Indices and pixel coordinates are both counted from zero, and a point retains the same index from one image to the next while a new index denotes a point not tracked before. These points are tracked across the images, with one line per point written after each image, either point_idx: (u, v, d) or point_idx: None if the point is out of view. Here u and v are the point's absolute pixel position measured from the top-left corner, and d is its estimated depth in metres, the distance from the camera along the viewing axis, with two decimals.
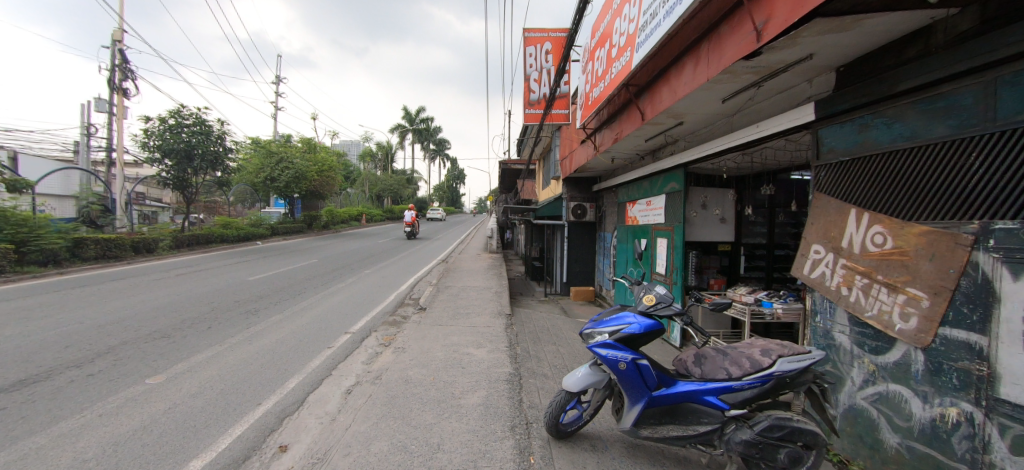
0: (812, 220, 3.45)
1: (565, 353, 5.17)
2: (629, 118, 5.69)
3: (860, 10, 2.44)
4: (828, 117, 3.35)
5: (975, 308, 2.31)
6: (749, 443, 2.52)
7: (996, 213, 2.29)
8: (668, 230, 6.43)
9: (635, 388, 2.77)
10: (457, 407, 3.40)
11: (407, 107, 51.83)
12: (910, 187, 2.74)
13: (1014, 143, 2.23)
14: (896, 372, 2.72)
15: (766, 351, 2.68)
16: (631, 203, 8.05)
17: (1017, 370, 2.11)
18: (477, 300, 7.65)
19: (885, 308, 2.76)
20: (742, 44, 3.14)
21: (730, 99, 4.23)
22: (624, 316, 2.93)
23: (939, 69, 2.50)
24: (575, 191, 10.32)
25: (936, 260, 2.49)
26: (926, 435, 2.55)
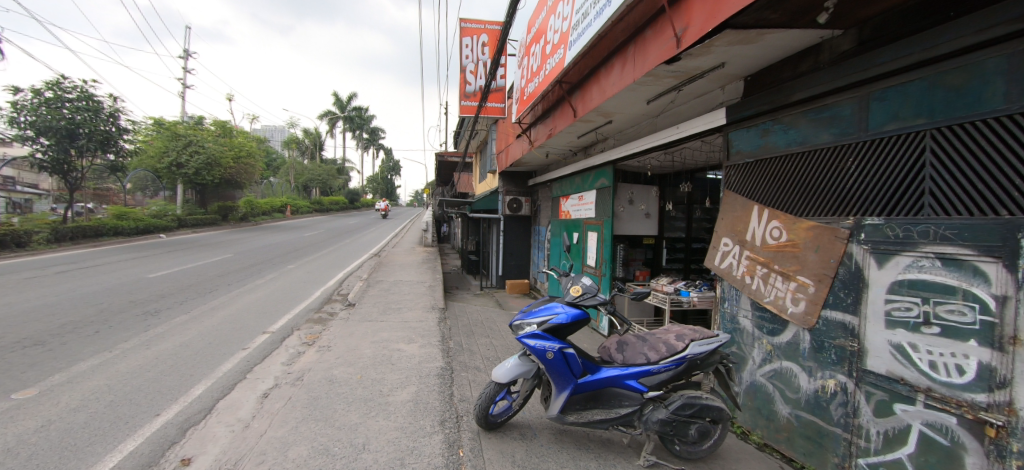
0: (721, 216, 3.78)
1: (498, 345, 5.22)
2: (562, 115, 5.81)
3: (763, 25, 2.69)
4: (737, 121, 3.66)
5: (849, 292, 2.66)
6: (664, 422, 2.72)
7: (866, 211, 2.65)
8: (598, 224, 6.70)
9: (562, 377, 2.87)
10: (385, 405, 3.30)
11: (337, 93, 49.14)
12: (802, 186, 3.08)
13: (881, 150, 2.59)
14: (788, 350, 3.07)
15: (680, 336, 2.90)
16: (564, 198, 8.27)
17: (880, 344, 2.47)
18: (410, 294, 7.48)
19: (780, 294, 3.11)
20: (664, 49, 3.33)
21: (653, 100, 4.48)
22: (553, 306, 3.01)
23: (825, 83, 2.83)
24: (511, 185, 10.37)
25: (820, 251, 2.82)
26: (811, 404, 2.90)
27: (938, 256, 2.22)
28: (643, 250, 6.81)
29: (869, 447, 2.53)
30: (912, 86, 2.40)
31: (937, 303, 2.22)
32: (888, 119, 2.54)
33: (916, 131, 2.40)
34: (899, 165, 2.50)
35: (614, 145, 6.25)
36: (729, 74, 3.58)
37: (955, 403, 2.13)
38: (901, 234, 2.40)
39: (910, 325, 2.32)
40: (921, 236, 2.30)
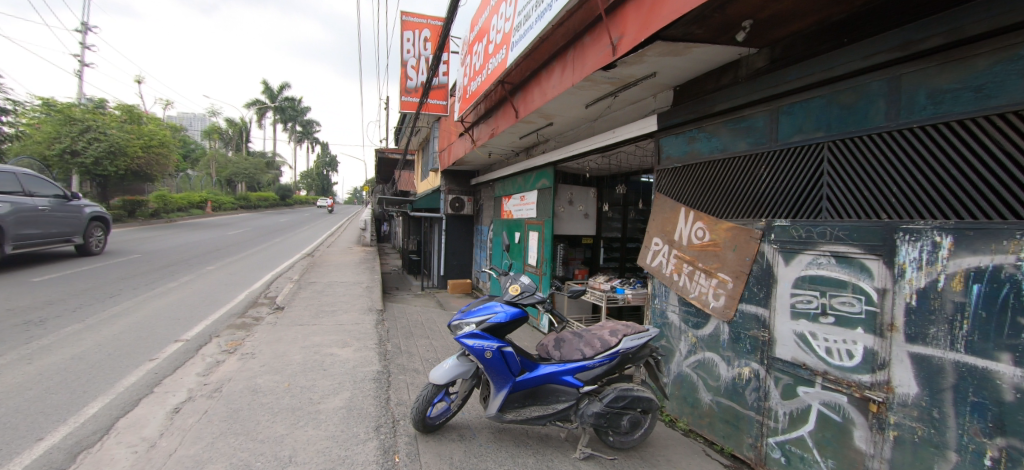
0: (652, 217, 3.99)
1: (438, 347, 5.13)
2: (504, 115, 5.85)
3: (689, 39, 2.87)
4: (667, 128, 3.89)
5: (761, 287, 2.92)
6: (599, 415, 2.82)
7: (775, 213, 2.92)
8: (539, 224, 6.82)
9: (501, 375, 2.88)
10: (315, 414, 3.13)
11: (266, 81, 45.85)
12: (723, 190, 3.34)
13: (787, 159, 2.87)
14: (710, 342, 3.31)
15: (614, 332, 3.02)
16: (507, 198, 8.32)
17: (786, 334, 2.74)
18: (346, 296, 7.15)
19: (703, 290, 3.34)
20: (601, 55, 3.45)
21: (591, 105, 4.63)
22: (492, 305, 3.02)
23: (743, 96, 3.08)
24: (453, 183, 10.27)
25: (738, 250, 3.08)
26: (729, 391, 3.15)
27: (833, 254, 2.51)
28: (583, 250, 7.01)
29: (777, 427, 2.79)
30: (814, 102, 2.69)
31: (832, 295, 2.49)
32: (794, 131, 2.82)
33: (816, 142, 2.69)
34: (802, 172, 2.78)
35: (555, 147, 6.39)
36: (660, 83, 3.79)
37: (846, 384, 2.41)
38: (803, 235, 2.68)
39: (811, 315, 2.60)
40: (820, 237, 2.57)
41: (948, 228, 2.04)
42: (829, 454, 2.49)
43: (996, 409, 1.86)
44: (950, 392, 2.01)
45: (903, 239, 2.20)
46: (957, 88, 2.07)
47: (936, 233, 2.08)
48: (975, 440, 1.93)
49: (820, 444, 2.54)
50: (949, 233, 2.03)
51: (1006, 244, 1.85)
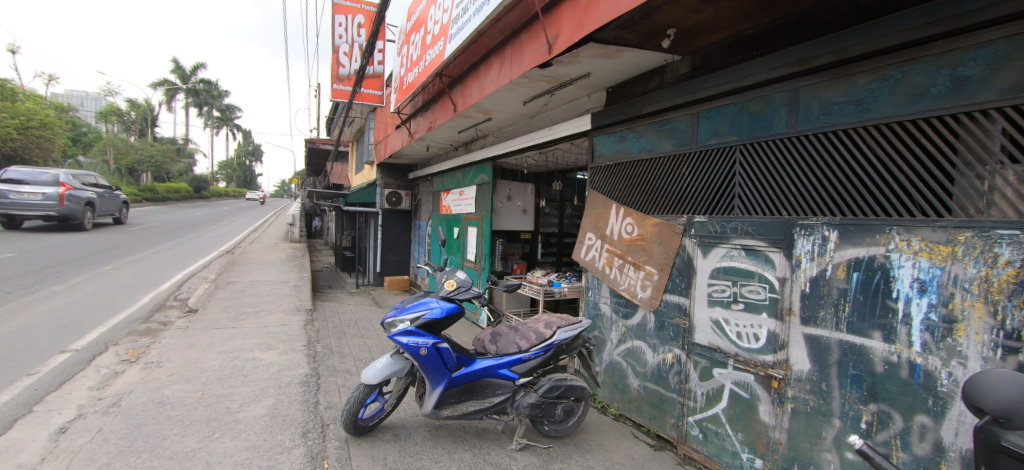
0: (586, 213, 4.15)
1: (372, 346, 4.97)
2: (442, 108, 5.75)
3: (620, 43, 3.00)
4: (600, 128, 4.05)
5: (683, 278, 3.15)
6: (534, 405, 2.89)
7: (695, 210, 3.15)
8: (478, 219, 6.80)
9: (436, 372, 2.85)
10: (233, 424, 2.90)
11: (176, 60, 41.33)
12: (650, 188, 3.54)
13: (706, 159, 3.11)
14: (638, 331, 3.51)
15: (548, 324, 3.10)
16: (445, 192, 8.21)
17: (704, 321, 2.97)
18: (270, 295, 6.67)
19: (632, 282, 3.54)
20: (537, 53, 3.49)
21: (529, 102, 4.69)
22: (427, 301, 2.97)
23: (668, 100, 3.28)
24: (390, 177, 9.96)
25: (662, 244, 3.29)
26: (655, 376, 3.36)
27: (742, 247, 2.76)
28: (521, 245, 7.10)
29: (696, 407, 3.02)
30: (728, 108, 2.93)
31: (742, 284, 2.75)
32: (711, 134, 3.05)
33: (729, 145, 2.94)
34: (718, 173, 3.03)
35: (494, 142, 6.40)
36: (594, 84, 3.94)
37: (753, 364, 2.67)
38: (719, 230, 2.91)
39: (724, 303, 2.84)
40: (733, 232, 2.82)
41: (834, 224, 2.32)
42: (739, 428, 2.75)
43: (870, 379, 2.16)
44: (835, 367, 2.29)
45: (799, 233, 2.47)
46: (843, 101, 2.35)
47: (826, 228, 2.35)
48: (854, 407, 2.22)
49: (732, 420, 2.79)
50: (835, 227, 2.31)
51: (879, 238, 2.15)
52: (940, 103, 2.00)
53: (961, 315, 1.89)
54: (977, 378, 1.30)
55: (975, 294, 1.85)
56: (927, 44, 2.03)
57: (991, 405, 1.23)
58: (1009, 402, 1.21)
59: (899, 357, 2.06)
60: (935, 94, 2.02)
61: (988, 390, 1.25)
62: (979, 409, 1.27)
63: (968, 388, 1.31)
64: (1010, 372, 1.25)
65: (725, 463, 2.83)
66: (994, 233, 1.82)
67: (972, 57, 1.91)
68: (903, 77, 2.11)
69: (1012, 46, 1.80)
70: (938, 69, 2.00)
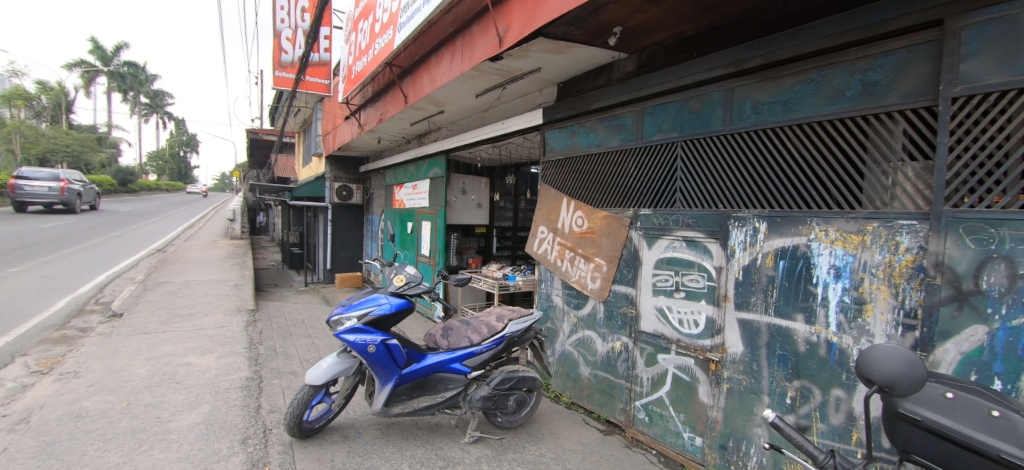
0: (538, 207, 4.20)
1: (321, 345, 4.79)
2: (393, 100, 5.58)
3: (569, 38, 3.05)
4: (551, 122, 4.10)
5: (629, 269, 3.27)
6: (486, 398, 2.91)
7: (641, 203, 3.28)
8: (432, 213, 6.71)
9: (385, 369, 2.80)
10: (164, 434, 2.71)
11: (93, 40, 37.43)
12: (599, 181, 3.64)
13: (650, 155, 3.23)
14: (589, 321, 3.62)
15: (500, 317, 3.12)
16: (398, 186, 8.01)
17: (649, 309, 3.11)
18: (207, 296, 6.24)
19: (583, 273, 3.64)
20: (488, 46, 3.46)
21: (481, 95, 4.66)
22: (375, 297, 2.91)
23: (615, 96, 3.38)
24: (340, 171, 9.63)
25: (611, 236, 3.40)
26: (604, 363, 3.48)
27: (683, 238, 2.91)
28: (476, 239, 7.07)
29: (643, 391, 3.17)
30: (671, 106, 3.06)
31: (683, 274, 2.90)
32: (656, 131, 3.17)
33: (671, 142, 3.07)
34: (661, 167, 3.16)
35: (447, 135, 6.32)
36: (545, 79, 3.98)
37: (693, 348, 2.83)
38: (662, 222, 3.05)
39: (667, 292, 2.99)
40: (675, 224, 2.96)
41: (764, 216, 2.50)
42: (681, 409, 2.91)
43: (794, 358, 2.35)
44: (764, 348, 2.48)
45: (733, 225, 2.64)
46: (772, 101, 2.52)
47: (756, 220, 2.52)
48: (780, 384, 2.41)
49: (675, 402, 2.95)
50: (765, 219, 2.49)
51: (802, 228, 2.33)
52: (853, 104, 2.19)
53: (870, 297, 2.09)
54: (866, 351, 1.44)
55: (881, 278, 2.06)
56: (842, 50, 2.21)
57: (878, 376, 1.37)
58: (891, 374, 1.35)
59: (818, 338, 2.26)
60: (849, 97, 2.21)
61: (874, 363, 1.38)
62: (868, 379, 1.41)
63: (859, 362, 1.45)
64: (890, 345, 1.39)
65: (668, 443, 2.99)
66: (896, 223, 2.02)
67: (879, 64, 2.10)
68: (822, 81, 2.30)
69: (913, 55, 2.00)
70: (852, 74, 2.19)
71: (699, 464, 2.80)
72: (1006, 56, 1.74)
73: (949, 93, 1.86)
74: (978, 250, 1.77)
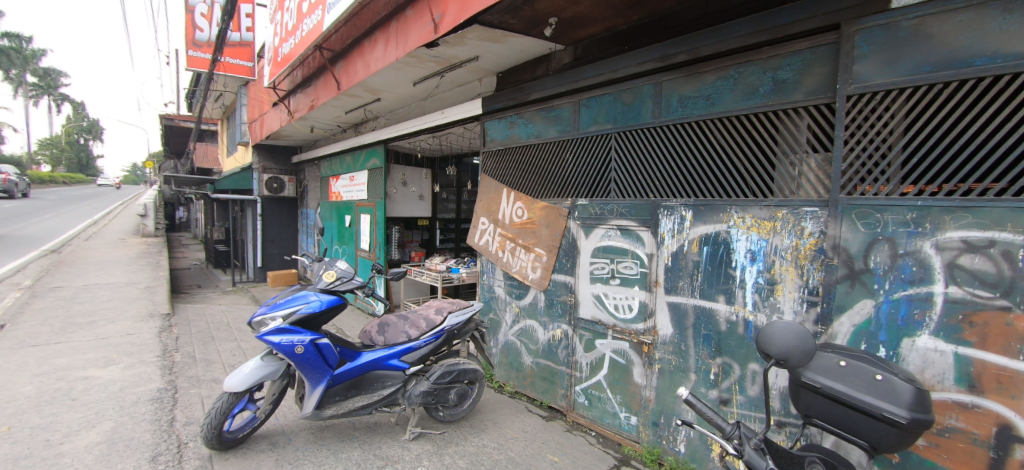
0: (479, 198, 4.17)
1: (248, 348, 4.46)
2: (324, 85, 5.25)
3: (504, 27, 3.02)
4: (491, 112, 4.06)
5: (568, 258, 3.34)
6: (426, 393, 2.85)
7: (578, 193, 3.34)
8: (371, 206, 6.45)
9: (316, 370, 2.66)
10: (54, 459, 2.39)
11: None
12: (537, 172, 3.67)
13: (587, 146, 3.30)
14: (530, 310, 3.67)
15: (439, 310, 3.07)
16: (334, 178, 7.62)
17: (587, 296, 3.21)
18: (112, 301, 5.59)
19: (523, 264, 3.67)
20: (423, 32, 3.34)
21: (419, 83, 4.52)
22: (303, 295, 2.75)
23: (553, 87, 3.41)
24: (269, 161, 8.96)
25: (550, 227, 3.45)
26: (545, 351, 3.55)
27: (618, 227, 3.02)
28: (419, 232, 6.92)
29: (582, 376, 3.26)
30: (605, 98, 3.14)
31: (618, 261, 3.02)
32: (591, 122, 3.24)
33: (606, 133, 3.15)
34: (596, 158, 3.24)
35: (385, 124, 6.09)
36: (483, 68, 3.93)
37: (628, 333, 2.95)
38: (598, 212, 3.14)
39: (604, 279, 3.10)
40: (610, 213, 3.06)
41: (690, 205, 2.64)
42: (618, 391, 3.04)
43: (716, 337, 2.52)
44: (691, 328, 2.63)
45: (662, 214, 2.77)
46: (696, 96, 2.65)
47: (683, 208, 2.66)
48: (705, 361, 2.58)
49: (612, 384, 3.07)
50: (690, 208, 2.63)
51: (722, 216, 2.50)
52: (766, 100, 2.36)
53: (780, 278, 2.28)
54: (764, 328, 1.57)
55: (788, 260, 2.26)
56: (756, 49, 2.36)
57: (775, 351, 1.50)
58: (786, 347, 1.49)
59: (737, 316, 2.44)
60: (762, 93, 2.37)
61: (772, 339, 1.51)
62: (767, 355, 1.54)
63: (759, 338, 1.58)
64: (785, 321, 1.53)
65: (606, 424, 3.11)
66: (801, 210, 2.21)
67: (788, 63, 2.28)
68: (739, 78, 2.46)
69: (815, 56, 2.18)
70: (764, 71, 2.36)
71: (634, 442, 2.94)
72: (890, 59, 1.94)
73: (844, 92, 2.05)
74: (866, 233, 1.99)
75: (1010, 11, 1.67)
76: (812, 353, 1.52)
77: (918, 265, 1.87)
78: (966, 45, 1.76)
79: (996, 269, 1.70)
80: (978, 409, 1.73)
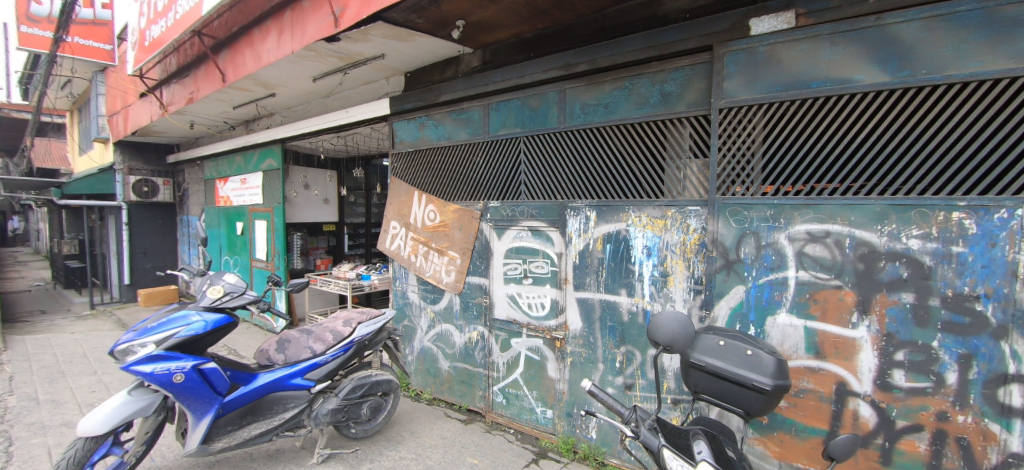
0: (388, 201, 4.03)
1: (112, 381, 3.81)
2: (206, 76, 4.67)
3: (410, 26, 2.95)
4: (399, 113, 3.95)
5: (482, 260, 3.37)
6: (335, 411, 2.67)
7: (489, 196, 3.38)
8: (267, 211, 5.89)
9: (202, 399, 2.37)
10: None
11: None
12: (449, 174, 3.63)
13: (497, 149, 3.35)
14: (445, 314, 3.62)
15: (347, 321, 2.90)
16: (221, 180, 6.83)
17: (501, 297, 3.26)
18: None
19: (437, 267, 3.62)
20: (321, 25, 3.12)
21: (320, 79, 4.24)
22: (181, 316, 2.43)
23: (462, 90, 3.41)
24: (137, 161, 7.75)
25: (462, 229, 3.44)
26: (462, 354, 3.53)
27: (528, 228, 3.11)
28: (325, 238, 6.47)
29: (499, 376, 3.31)
30: (513, 103, 3.22)
31: (530, 261, 3.11)
32: (500, 126, 3.30)
33: (515, 137, 3.23)
34: (506, 161, 3.30)
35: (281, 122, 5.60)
36: (390, 67, 3.80)
37: (541, 330, 3.06)
38: (509, 213, 3.20)
39: (517, 279, 3.17)
40: (521, 215, 3.14)
41: (593, 206, 2.81)
42: (534, 386, 3.13)
43: (620, 327, 2.72)
44: (598, 321, 2.81)
45: (569, 214, 2.91)
46: (596, 104, 2.83)
47: (588, 209, 2.83)
48: (611, 351, 2.76)
49: (528, 380, 3.15)
50: (594, 208, 2.80)
51: (622, 215, 2.70)
52: (655, 110, 2.60)
53: (671, 270, 2.53)
54: (652, 318, 1.73)
55: (678, 254, 2.51)
56: (646, 64, 2.60)
57: (661, 338, 1.66)
58: (671, 334, 1.65)
59: (637, 307, 2.65)
60: (652, 103, 2.61)
61: (659, 328, 1.67)
62: (655, 342, 1.70)
63: (648, 328, 1.74)
64: (669, 311, 1.69)
65: (524, 420, 3.19)
66: (686, 209, 2.48)
67: (672, 78, 2.53)
68: (632, 89, 2.67)
69: (694, 72, 2.46)
70: (653, 84, 2.60)
71: (551, 434, 3.05)
72: (751, 78, 2.25)
73: (717, 105, 2.34)
74: (737, 228, 2.29)
75: (835, 43, 2.03)
76: (694, 336, 1.70)
77: (776, 254, 2.19)
78: (805, 70, 2.11)
79: (831, 255, 2.06)
80: (822, 372, 2.09)
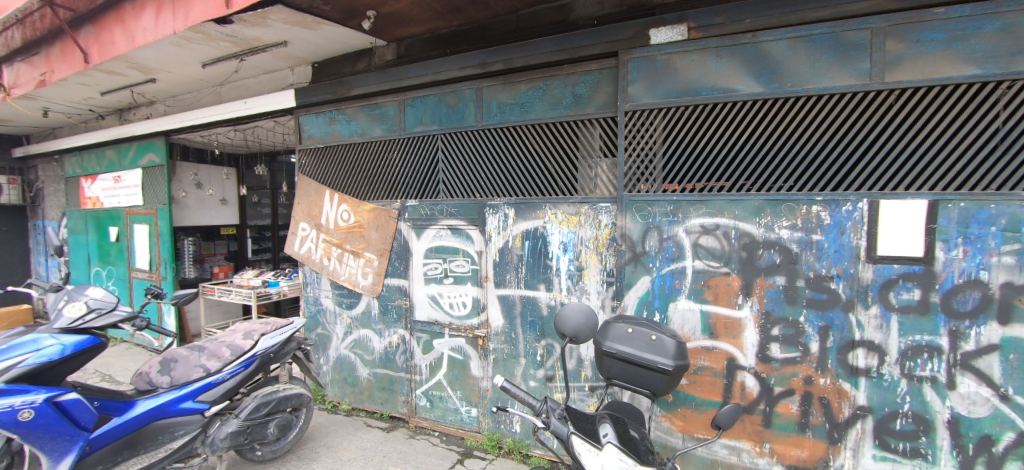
0: (296, 201, 3.73)
1: None
2: (62, 55, 3.96)
3: (315, 13, 2.76)
4: (305, 106, 3.67)
5: (401, 261, 3.26)
6: (235, 433, 2.42)
7: (406, 194, 3.28)
8: (147, 214, 5.15)
9: (61, 437, 2.02)
10: None
11: None
12: (363, 172, 3.46)
13: (414, 146, 3.26)
14: (363, 319, 3.45)
15: (248, 333, 2.64)
16: (88, 178, 5.85)
17: (421, 298, 3.18)
18: None
19: (352, 271, 3.44)
20: (208, 5, 2.79)
21: (211, 66, 3.80)
22: (29, 341, 2.04)
23: (374, 84, 3.26)
24: None
25: (379, 230, 3.30)
26: (382, 360, 3.40)
27: (448, 227, 3.07)
28: (224, 243, 5.84)
29: (421, 379, 3.23)
30: (429, 99, 3.15)
31: (450, 260, 3.08)
32: (416, 122, 3.21)
33: (431, 135, 3.16)
34: (424, 159, 3.23)
35: (165, 112, 4.94)
36: (294, 56, 3.53)
37: (463, 329, 3.04)
38: (428, 212, 3.13)
39: (437, 279, 3.12)
40: (439, 214, 3.09)
41: (511, 203, 2.85)
42: (458, 387, 3.10)
43: (540, 322, 2.80)
44: (519, 317, 2.86)
45: (488, 212, 2.93)
46: (512, 103, 2.87)
47: (506, 207, 2.86)
48: (532, 345, 2.82)
49: (451, 381, 3.12)
50: (512, 206, 2.84)
51: (539, 213, 2.77)
52: (567, 111, 2.70)
53: (586, 264, 2.65)
54: (559, 312, 1.80)
55: (591, 248, 2.63)
56: (558, 66, 2.69)
57: (568, 330, 1.74)
58: (576, 326, 1.74)
59: (555, 301, 2.74)
60: (565, 105, 2.71)
61: (566, 320, 1.75)
62: (563, 335, 1.77)
63: (556, 321, 1.81)
64: (575, 303, 1.78)
65: (449, 422, 3.15)
66: (597, 206, 2.61)
67: (582, 80, 2.65)
68: (546, 90, 2.75)
69: (602, 76, 2.60)
70: (565, 86, 2.69)
71: (476, 433, 3.06)
72: (652, 84, 2.43)
73: (623, 108, 2.49)
74: (643, 223, 2.46)
75: (721, 56, 2.27)
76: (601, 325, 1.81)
77: (676, 246, 2.39)
78: (696, 79, 2.33)
79: (720, 245, 2.30)
80: (715, 350, 2.32)
